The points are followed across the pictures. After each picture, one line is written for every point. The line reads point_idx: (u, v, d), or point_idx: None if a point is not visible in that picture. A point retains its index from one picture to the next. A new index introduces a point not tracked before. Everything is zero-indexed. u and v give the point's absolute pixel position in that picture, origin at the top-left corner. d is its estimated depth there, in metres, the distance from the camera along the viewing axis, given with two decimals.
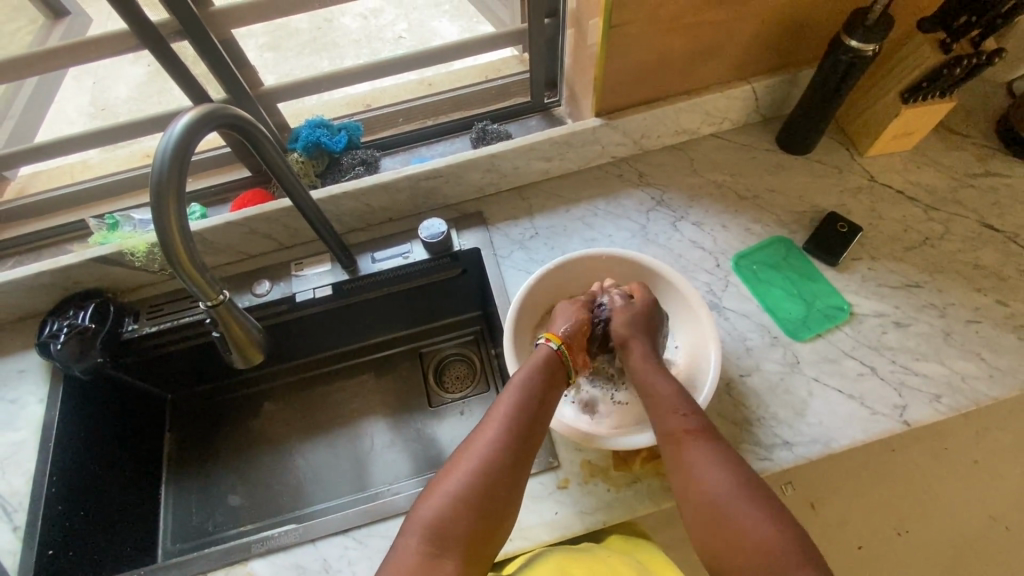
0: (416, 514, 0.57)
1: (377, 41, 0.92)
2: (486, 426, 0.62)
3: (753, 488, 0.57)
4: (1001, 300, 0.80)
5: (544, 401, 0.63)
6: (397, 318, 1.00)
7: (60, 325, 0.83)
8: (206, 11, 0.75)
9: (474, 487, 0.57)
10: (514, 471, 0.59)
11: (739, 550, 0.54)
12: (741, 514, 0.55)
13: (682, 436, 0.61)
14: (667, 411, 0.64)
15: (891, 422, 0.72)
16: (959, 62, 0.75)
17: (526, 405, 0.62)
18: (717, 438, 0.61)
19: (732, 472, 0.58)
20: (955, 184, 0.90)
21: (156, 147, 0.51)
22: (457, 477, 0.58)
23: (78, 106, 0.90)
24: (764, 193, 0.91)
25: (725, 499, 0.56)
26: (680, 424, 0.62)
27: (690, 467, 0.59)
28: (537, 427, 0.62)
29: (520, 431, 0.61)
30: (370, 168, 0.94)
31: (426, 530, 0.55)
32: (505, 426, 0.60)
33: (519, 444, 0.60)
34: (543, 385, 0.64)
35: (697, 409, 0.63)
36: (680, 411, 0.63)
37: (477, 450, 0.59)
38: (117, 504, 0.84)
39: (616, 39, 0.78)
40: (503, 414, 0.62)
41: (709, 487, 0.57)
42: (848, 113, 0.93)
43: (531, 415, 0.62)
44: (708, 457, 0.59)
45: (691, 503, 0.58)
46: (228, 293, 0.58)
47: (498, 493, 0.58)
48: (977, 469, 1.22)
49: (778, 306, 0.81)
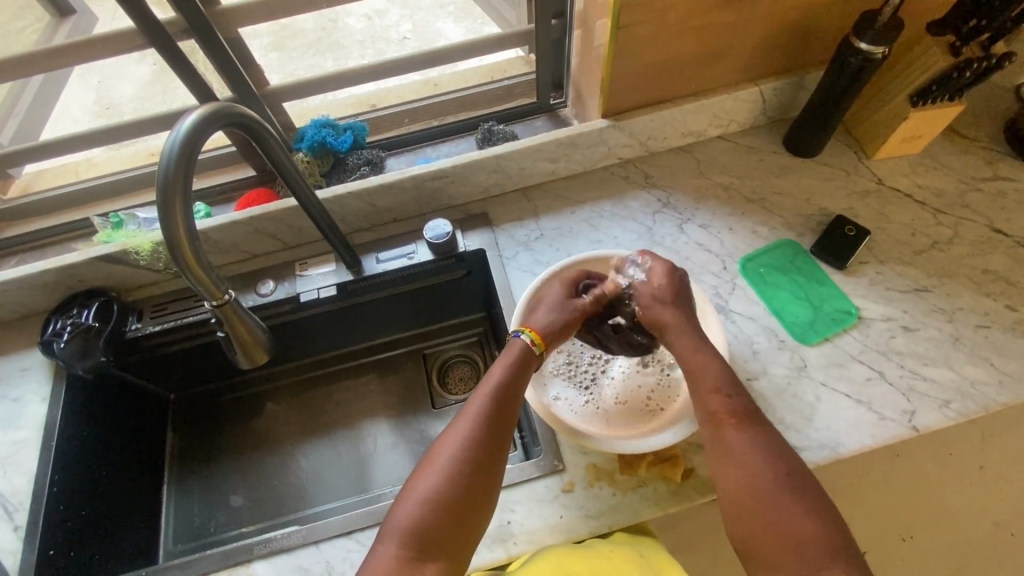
0: (391, 520, 0.56)
1: (382, 41, 0.92)
2: (458, 423, 0.60)
3: (794, 479, 0.55)
4: (1010, 305, 0.79)
5: (515, 395, 0.62)
6: (401, 318, 0.99)
7: (64, 324, 0.82)
8: (214, 10, 0.75)
9: (448, 488, 0.56)
10: (487, 469, 0.58)
11: (774, 536, 0.53)
12: (779, 502, 0.54)
13: (723, 419, 0.60)
14: (708, 392, 0.62)
15: (899, 427, 0.71)
16: (968, 66, 0.75)
17: (497, 400, 0.61)
18: (760, 425, 0.60)
19: (772, 459, 0.57)
20: (963, 188, 0.89)
21: (163, 144, 0.51)
22: (431, 479, 0.56)
23: (82, 105, 0.90)
24: (771, 196, 0.90)
25: (763, 486, 0.55)
26: (723, 406, 0.61)
27: (728, 451, 0.58)
28: (510, 422, 0.61)
29: (491, 427, 0.59)
30: (376, 168, 0.93)
31: (404, 535, 0.54)
32: (476, 424, 0.59)
33: (492, 439, 0.59)
34: (513, 379, 0.63)
35: (742, 395, 0.61)
36: (723, 393, 0.61)
37: (449, 450, 0.58)
38: (118, 505, 0.84)
39: (623, 40, 0.78)
40: (476, 410, 0.60)
41: (748, 471, 0.56)
42: (856, 116, 0.93)
43: (503, 410, 0.61)
44: (749, 444, 0.58)
45: (725, 486, 0.57)
46: (234, 293, 0.58)
47: (474, 492, 0.57)
48: (983, 475, 1.21)
49: (786, 310, 0.80)
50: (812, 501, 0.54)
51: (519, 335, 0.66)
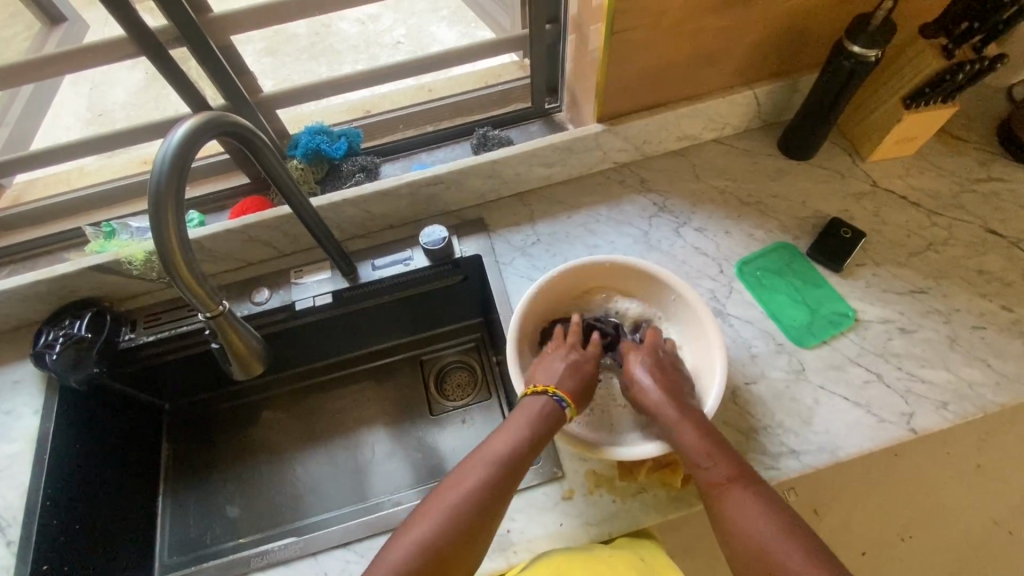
0: (385, 554, 0.55)
1: (376, 46, 0.92)
2: (470, 471, 0.59)
3: (797, 533, 0.54)
4: (1005, 306, 0.80)
5: (532, 454, 0.61)
6: (397, 325, 0.99)
7: (56, 335, 0.81)
8: (206, 18, 0.74)
9: (447, 537, 0.55)
10: (488, 521, 0.57)
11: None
12: (790, 569, 0.52)
13: (716, 489, 0.59)
14: (695, 465, 0.61)
15: (897, 429, 0.71)
16: (961, 68, 0.75)
17: (513, 456, 0.60)
18: (751, 485, 0.58)
19: (770, 519, 0.55)
20: (958, 189, 0.90)
21: (155, 154, 0.50)
22: (431, 524, 0.56)
23: (74, 112, 0.89)
24: (767, 199, 0.90)
25: (772, 553, 0.54)
26: (709, 477, 0.60)
27: (727, 521, 0.57)
28: (519, 478, 0.60)
29: (501, 482, 0.59)
30: (370, 175, 0.93)
31: (394, 575, 0.53)
32: (487, 476, 0.58)
33: (499, 494, 0.58)
34: (533, 438, 0.61)
35: (722, 457, 0.60)
36: (706, 463, 0.60)
37: (454, 497, 0.57)
38: (112, 518, 0.83)
39: (617, 45, 0.78)
40: (490, 460, 0.59)
41: (751, 536, 0.55)
42: (850, 117, 0.93)
43: (516, 467, 0.60)
44: (745, 508, 0.57)
45: (737, 560, 0.56)
46: (228, 304, 0.57)
47: (471, 542, 0.56)
48: (980, 474, 1.22)
49: (782, 313, 0.80)
50: (821, 558, 0.53)
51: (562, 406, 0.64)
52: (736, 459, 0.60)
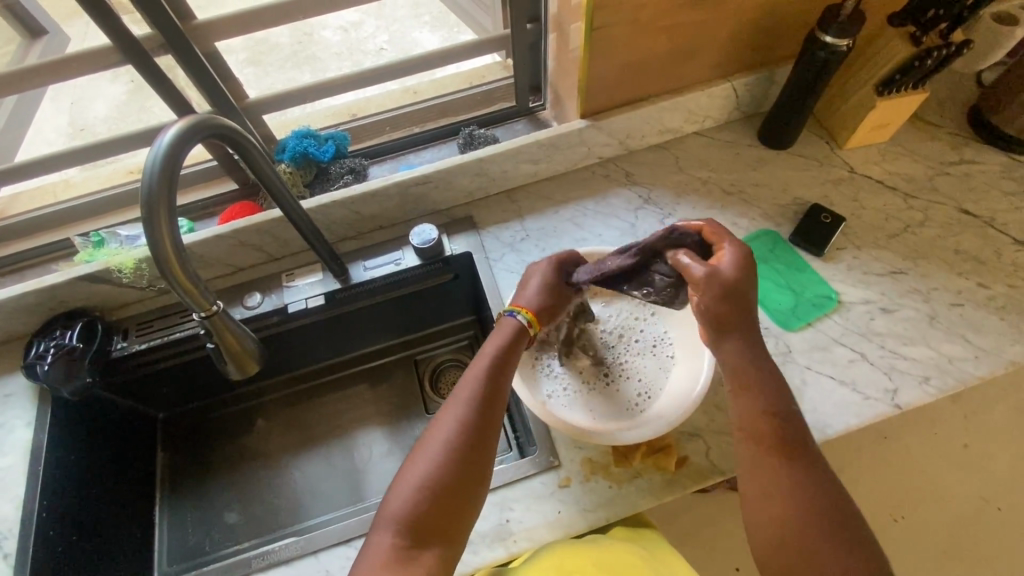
0: (385, 507, 0.56)
1: (359, 53, 0.94)
2: (448, 409, 0.61)
3: (835, 514, 0.55)
4: (982, 283, 0.82)
5: (505, 377, 0.63)
6: (391, 326, 1.00)
7: (47, 346, 0.81)
8: (189, 25, 0.75)
9: (440, 474, 0.57)
10: (478, 451, 0.59)
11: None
12: (824, 542, 0.53)
13: (767, 448, 0.58)
14: (756, 416, 0.59)
15: (882, 405, 0.73)
16: (930, 54, 0.78)
17: (485, 383, 0.61)
18: (804, 455, 0.58)
19: (818, 498, 0.55)
20: (932, 172, 0.92)
21: (145, 160, 0.51)
22: (421, 467, 0.57)
23: (57, 127, 0.89)
24: (748, 188, 0.93)
25: (808, 524, 0.54)
26: (770, 435, 0.58)
27: (772, 478, 0.57)
28: (501, 405, 0.62)
29: (481, 413, 0.60)
30: (359, 176, 0.94)
31: (397, 522, 0.55)
32: (466, 408, 0.60)
33: (481, 423, 0.60)
34: (500, 362, 0.63)
35: (792, 421, 0.59)
36: (771, 420, 0.59)
37: (439, 437, 0.59)
38: (109, 528, 0.83)
39: (597, 41, 0.80)
40: (465, 394, 0.61)
41: (789, 505, 0.55)
42: (826, 107, 0.95)
43: (492, 392, 0.61)
44: (794, 476, 0.56)
45: (765, 519, 0.56)
46: (222, 304, 0.57)
47: (466, 477, 0.57)
48: (968, 452, 1.25)
49: (767, 297, 0.82)
50: (855, 538, 0.54)
51: (514, 316, 0.68)
52: (798, 427, 0.59)
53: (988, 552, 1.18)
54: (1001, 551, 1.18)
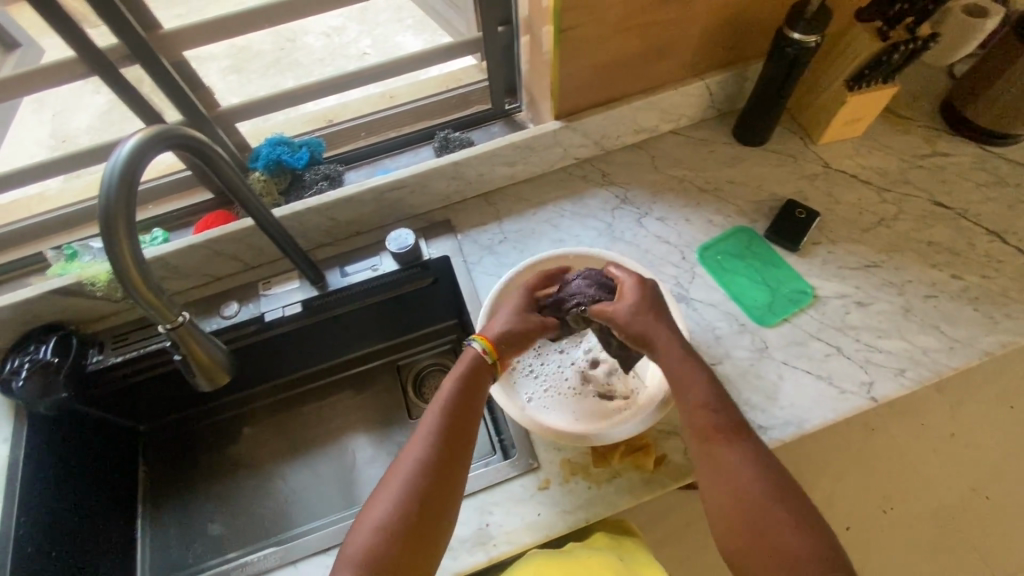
0: (347, 548, 0.55)
1: (341, 58, 0.93)
2: (413, 444, 0.60)
3: (780, 494, 0.57)
4: (956, 275, 0.83)
5: (473, 406, 0.63)
6: (371, 331, 0.99)
7: (21, 361, 0.80)
8: (156, 35, 0.74)
9: (403, 512, 0.56)
10: (443, 486, 0.58)
11: (770, 556, 0.54)
12: (773, 519, 0.55)
13: (711, 436, 0.61)
14: (697, 408, 0.62)
15: (858, 399, 0.73)
16: (897, 49, 0.78)
17: (450, 417, 0.61)
18: (747, 438, 0.61)
19: (761, 478, 0.58)
20: (906, 165, 0.93)
21: (102, 176, 0.51)
22: (384, 505, 0.56)
23: (37, 138, 0.88)
24: (724, 185, 0.93)
25: (755, 506, 0.56)
26: (712, 423, 0.61)
27: (718, 462, 0.60)
28: (469, 435, 0.62)
29: (446, 446, 0.60)
30: (334, 183, 0.93)
31: (359, 563, 0.53)
32: (432, 441, 0.60)
33: (446, 458, 0.59)
34: (465, 392, 0.63)
35: (730, 409, 0.62)
36: (710, 408, 0.62)
37: (402, 473, 0.58)
38: (89, 544, 0.82)
39: (567, 43, 0.80)
40: (429, 429, 0.61)
41: (735, 489, 0.58)
42: (800, 102, 0.96)
43: (456, 425, 0.61)
44: (735, 459, 0.59)
45: (718, 502, 0.58)
46: (188, 314, 0.57)
47: (431, 512, 0.57)
48: (954, 442, 1.25)
49: (743, 294, 0.83)
50: (801, 513, 0.56)
51: (472, 343, 0.66)
52: (735, 416, 0.62)
53: (977, 542, 1.18)
54: (991, 540, 1.18)
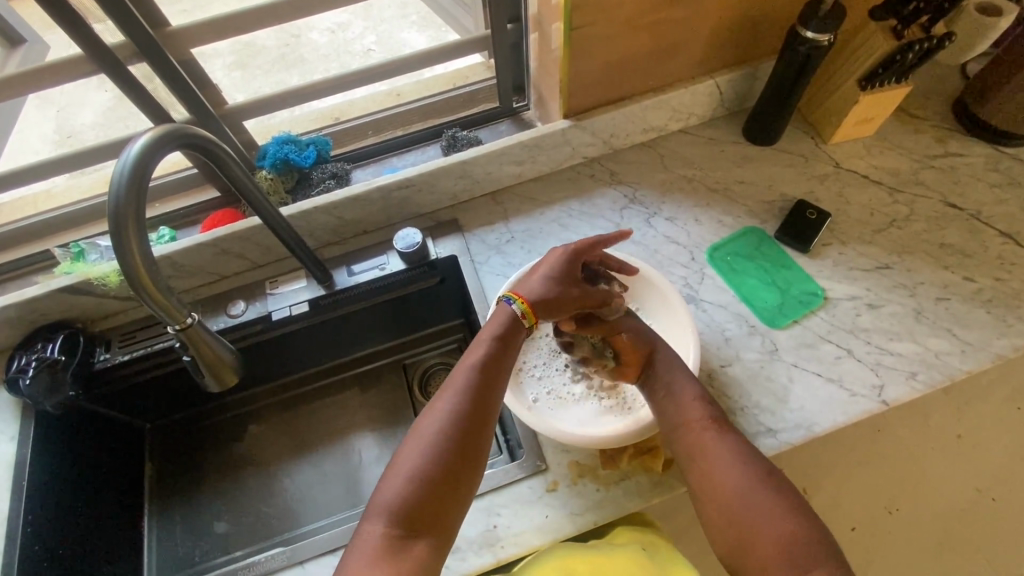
0: (377, 498, 0.56)
1: (346, 55, 0.92)
2: (444, 397, 0.61)
3: (767, 480, 0.59)
4: (968, 277, 0.82)
5: (501, 366, 0.65)
6: (378, 330, 0.99)
7: (28, 359, 0.80)
8: (163, 32, 0.74)
9: (435, 462, 0.57)
10: (473, 440, 0.59)
11: (760, 549, 0.55)
12: (761, 508, 0.57)
13: (699, 425, 0.64)
14: (685, 401, 0.67)
15: (869, 402, 0.73)
16: (911, 48, 0.77)
17: (480, 373, 0.63)
18: (731, 431, 0.64)
19: (747, 467, 0.60)
20: (918, 165, 0.92)
21: (112, 174, 0.51)
22: (415, 456, 0.57)
23: (42, 135, 0.87)
24: (734, 185, 0.92)
25: (743, 492, 0.58)
26: (696, 415, 0.65)
27: (706, 455, 0.62)
28: (495, 393, 0.63)
29: (477, 402, 0.61)
30: (341, 181, 0.93)
31: (391, 512, 0.54)
32: (459, 397, 0.61)
33: (476, 414, 0.60)
34: (496, 352, 0.65)
35: (711, 404, 0.66)
36: (696, 401, 0.66)
37: (432, 426, 0.59)
38: (96, 541, 0.82)
39: (577, 41, 0.79)
40: (460, 384, 0.62)
41: (726, 478, 0.60)
42: (812, 102, 0.95)
43: (486, 381, 0.63)
44: (722, 448, 0.62)
45: (708, 498, 0.60)
46: (197, 316, 0.57)
47: (458, 466, 0.58)
48: (961, 443, 1.25)
49: (753, 295, 0.82)
50: (790, 501, 0.57)
51: (509, 303, 0.69)
52: (717, 410, 0.66)
53: (983, 544, 1.18)
54: (996, 542, 1.18)
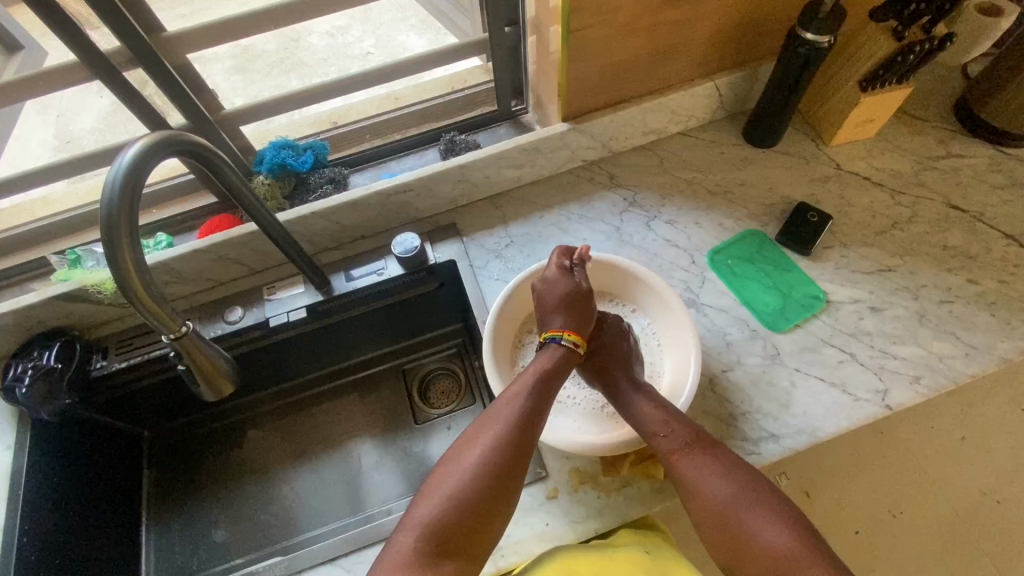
0: (413, 511, 0.56)
1: (345, 58, 0.92)
2: (489, 420, 0.61)
3: (750, 491, 0.59)
4: (971, 279, 0.81)
5: (548, 398, 0.64)
6: (377, 336, 0.98)
7: (24, 367, 0.79)
8: (159, 38, 0.73)
9: (474, 486, 0.56)
10: (514, 469, 0.58)
11: (758, 558, 0.55)
12: (749, 520, 0.57)
13: (671, 457, 0.62)
14: (650, 434, 0.64)
15: (873, 407, 0.72)
16: (912, 50, 0.76)
17: (529, 402, 0.62)
18: (707, 447, 0.63)
19: (729, 483, 0.59)
20: (920, 167, 0.91)
21: (105, 181, 0.50)
22: (455, 476, 0.57)
23: (41, 140, 0.86)
24: (734, 187, 0.92)
25: (730, 511, 0.58)
26: (667, 444, 0.63)
27: (688, 480, 0.61)
28: (539, 426, 0.62)
29: (522, 432, 0.60)
30: (339, 186, 0.92)
31: (425, 528, 0.54)
32: (506, 424, 0.60)
33: (519, 443, 0.59)
34: (545, 382, 0.65)
35: (678, 426, 0.64)
36: (660, 432, 0.64)
37: (475, 449, 0.59)
38: (93, 551, 0.81)
39: (575, 44, 0.79)
40: (507, 410, 0.61)
41: (710, 501, 0.59)
42: (811, 103, 0.94)
43: (533, 412, 0.62)
44: (701, 470, 0.61)
45: (698, 517, 0.60)
46: (192, 324, 0.57)
47: (496, 492, 0.57)
48: (966, 445, 1.24)
49: (754, 299, 0.81)
50: (776, 506, 0.58)
51: (558, 341, 0.69)
52: (689, 427, 0.64)
53: (989, 549, 1.16)
54: (1002, 547, 1.17)
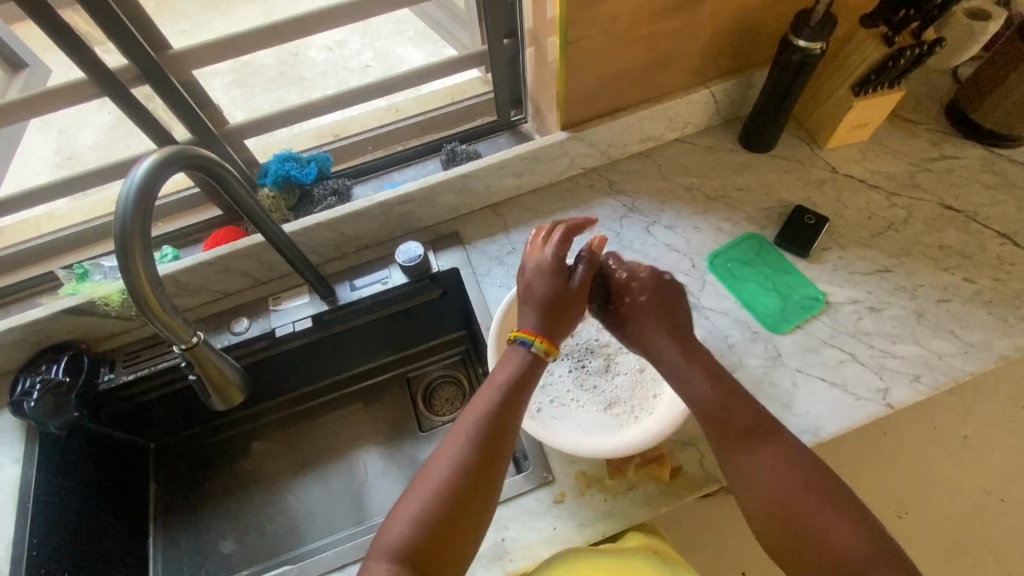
0: (381, 537, 0.56)
1: (345, 72, 0.94)
2: (453, 440, 0.61)
3: (814, 480, 0.58)
4: (968, 278, 0.82)
5: (512, 412, 0.63)
6: (382, 344, 0.99)
7: (32, 382, 0.80)
8: (165, 55, 0.75)
9: (438, 509, 0.56)
10: (479, 488, 0.58)
11: (812, 548, 0.56)
12: (812, 511, 0.57)
13: (733, 442, 0.62)
14: (714, 417, 0.63)
15: (874, 406, 0.73)
16: (903, 54, 0.78)
17: (492, 418, 0.62)
18: (772, 433, 0.62)
19: (793, 471, 0.59)
20: (914, 169, 0.93)
21: (118, 195, 0.51)
22: (420, 499, 0.57)
23: (44, 157, 0.88)
24: (732, 192, 0.93)
25: (793, 501, 0.57)
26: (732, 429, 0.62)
27: (751, 467, 0.60)
28: (505, 439, 0.61)
29: (486, 449, 0.60)
30: (343, 197, 0.94)
31: (393, 554, 0.54)
32: (469, 443, 0.60)
33: (483, 461, 0.59)
34: (509, 395, 0.63)
35: (744, 411, 0.63)
36: (725, 414, 0.63)
37: (439, 471, 0.58)
38: (101, 564, 0.81)
39: (573, 54, 0.80)
40: (469, 428, 0.61)
41: (773, 489, 0.59)
42: (805, 108, 0.96)
43: (497, 427, 0.61)
44: (766, 457, 0.60)
45: (755, 503, 0.60)
46: (203, 335, 0.58)
47: (462, 512, 0.57)
48: (968, 444, 1.24)
49: (754, 301, 0.82)
50: (838, 498, 0.57)
51: (526, 345, 0.67)
52: (754, 412, 0.63)
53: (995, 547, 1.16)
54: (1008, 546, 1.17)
